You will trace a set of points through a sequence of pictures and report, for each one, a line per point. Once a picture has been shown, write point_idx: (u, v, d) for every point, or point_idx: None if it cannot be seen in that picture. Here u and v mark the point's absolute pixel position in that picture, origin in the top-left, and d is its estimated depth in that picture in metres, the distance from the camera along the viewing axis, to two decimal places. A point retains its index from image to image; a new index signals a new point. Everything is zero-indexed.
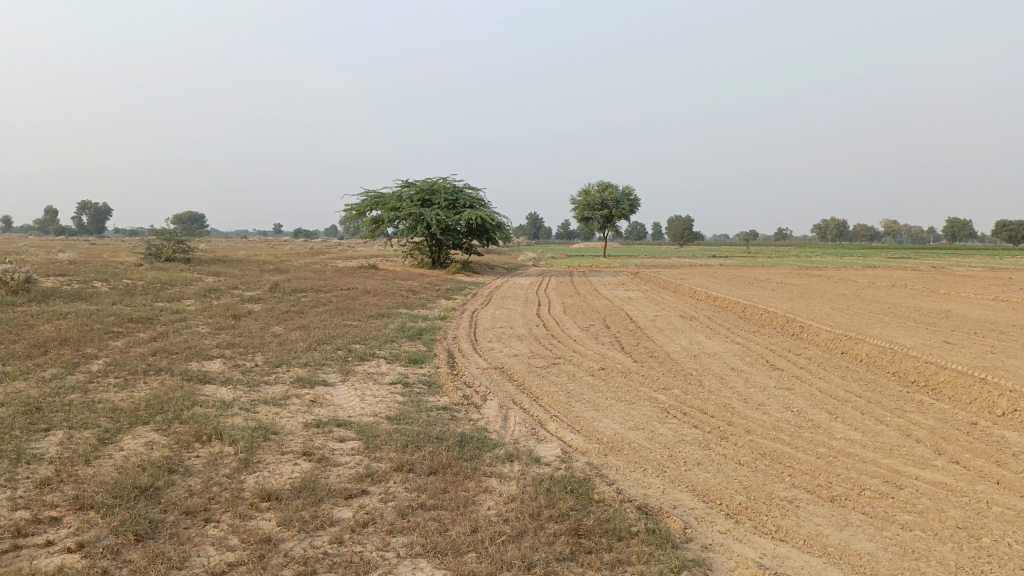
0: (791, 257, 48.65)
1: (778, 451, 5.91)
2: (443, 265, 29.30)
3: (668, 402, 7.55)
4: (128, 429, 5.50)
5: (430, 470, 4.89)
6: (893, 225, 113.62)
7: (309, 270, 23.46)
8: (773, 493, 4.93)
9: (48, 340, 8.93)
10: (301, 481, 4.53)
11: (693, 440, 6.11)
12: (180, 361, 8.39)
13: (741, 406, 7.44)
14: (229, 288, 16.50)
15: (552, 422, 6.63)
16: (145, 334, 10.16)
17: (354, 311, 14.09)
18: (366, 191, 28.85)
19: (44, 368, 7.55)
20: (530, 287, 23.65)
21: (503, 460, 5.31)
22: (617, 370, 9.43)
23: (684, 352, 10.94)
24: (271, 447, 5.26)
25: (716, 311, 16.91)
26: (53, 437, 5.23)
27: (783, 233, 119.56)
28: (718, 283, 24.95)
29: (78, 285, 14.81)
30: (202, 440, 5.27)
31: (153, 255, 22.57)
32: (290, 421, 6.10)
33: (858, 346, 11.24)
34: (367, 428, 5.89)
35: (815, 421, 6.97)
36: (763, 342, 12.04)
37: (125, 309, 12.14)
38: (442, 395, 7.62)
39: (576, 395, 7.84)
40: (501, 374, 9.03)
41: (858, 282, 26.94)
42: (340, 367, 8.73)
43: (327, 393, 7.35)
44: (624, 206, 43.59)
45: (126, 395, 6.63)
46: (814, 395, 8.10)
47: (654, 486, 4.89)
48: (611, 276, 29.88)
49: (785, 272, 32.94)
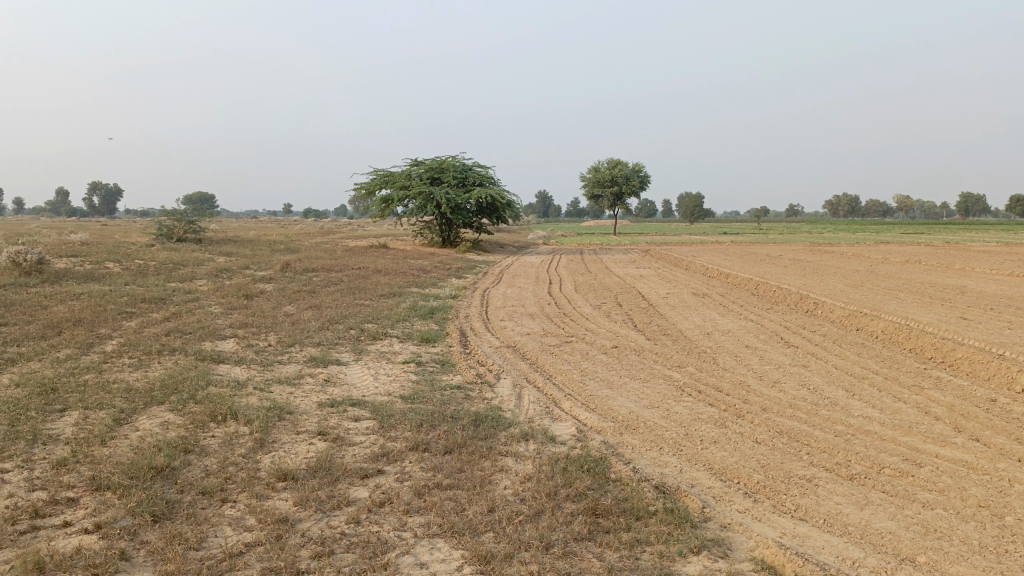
0: (802, 233, 48.31)
1: (795, 429, 5.86)
2: (453, 243, 29.25)
3: (682, 380, 7.50)
4: (142, 409, 5.49)
5: (446, 449, 4.87)
6: (906, 200, 112.58)
7: (319, 250, 23.45)
8: (792, 471, 4.88)
9: (61, 320, 8.95)
10: (317, 460, 4.51)
11: (709, 418, 6.06)
12: (194, 341, 8.39)
13: (757, 384, 7.39)
14: (240, 268, 16.51)
15: (566, 400, 6.59)
16: (158, 314, 10.17)
17: (365, 290, 14.08)
18: (375, 170, 28.76)
19: (58, 348, 7.57)
20: (541, 266, 23.61)
21: (519, 438, 5.28)
22: (630, 348, 9.38)
23: (697, 329, 10.88)
24: (286, 426, 5.25)
25: (728, 288, 16.80)
26: (68, 418, 5.23)
27: (795, 210, 118.74)
28: (730, 260, 24.81)
29: (90, 265, 14.85)
30: (217, 420, 5.26)
31: (165, 236, 22.61)
32: (304, 401, 6.08)
33: (873, 323, 11.15)
34: (381, 407, 5.87)
35: (831, 399, 6.90)
36: (776, 319, 11.95)
37: (138, 289, 12.14)
38: (455, 374, 7.59)
39: (590, 374, 7.79)
40: (514, 353, 9.00)
41: (871, 258, 26.72)
42: (353, 346, 8.72)
43: (340, 373, 7.33)
44: (634, 183, 43.34)
45: (141, 375, 6.63)
46: (830, 373, 8.03)
47: (671, 464, 4.85)
48: (621, 254, 29.74)
49: (797, 248, 32.67)
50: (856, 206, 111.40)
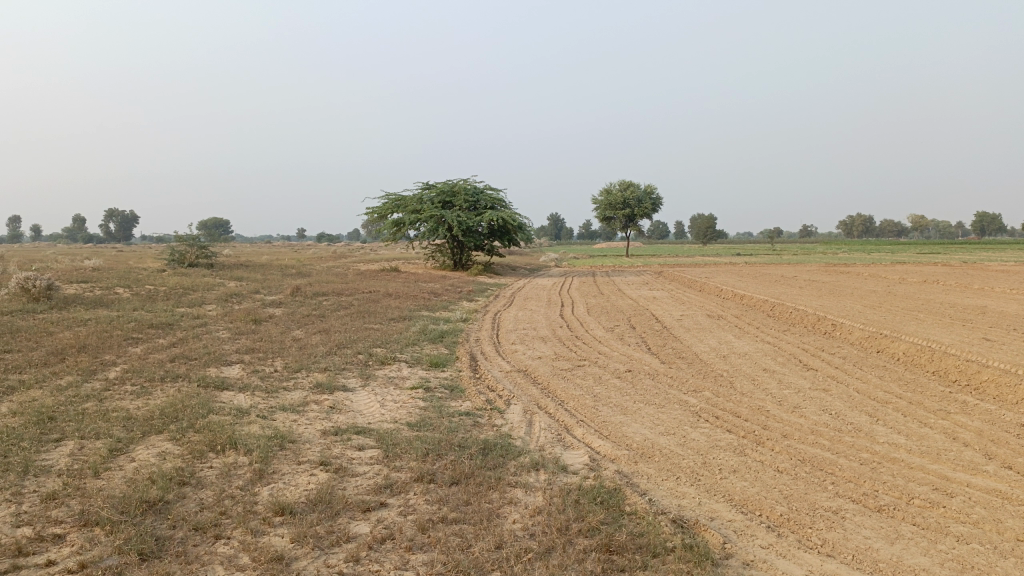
0: (817, 254, 47.81)
1: (818, 456, 5.62)
2: (464, 267, 29.15)
3: (699, 405, 7.26)
4: (141, 438, 5.33)
5: (453, 480, 4.66)
6: (920, 220, 111.88)
7: (330, 274, 23.41)
8: (817, 502, 4.64)
9: (65, 346, 8.84)
10: (317, 493, 4.30)
11: (728, 446, 5.82)
12: (199, 367, 8.23)
13: (776, 409, 7.13)
14: (250, 293, 16.42)
15: (578, 427, 6.37)
16: (165, 340, 10.04)
17: (375, 314, 13.93)
18: (387, 194, 28.77)
19: (61, 375, 7.44)
20: (552, 288, 23.42)
21: (528, 468, 5.07)
22: (644, 371, 9.15)
23: (713, 352, 10.63)
24: (287, 456, 5.06)
25: (743, 310, 16.53)
26: (64, 448, 5.07)
27: (808, 230, 118.13)
28: (744, 281, 24.57)
29: (100, 291, 14.80)
30: (216, 450, 5.08)
31: (177, 261, 22.61)
32: (307, 429, 5.89)
33: (894, 345, 10.86)
34: (387, 435, 5.67)
35: (855, 424, 6.64)
36: (794, 341, 11.68)
37: (146, 315, 12.04)
38: (464, 400, 7.38)
39: (603, 399, 7.55)
40: (525, 377, 8.79)
41: (888, 278, 26.33)
42: (360, 372, 8.54)
43: (347, 399, 7.15)
44: (646, 205, 43.19)
45: (142, 403, 6.47)
46: (851, 397, 7.77)
47: (689, 495, 4.62)
48: (634, 276, 29.52)
49: (812, 269, 32.31)
50: (871, 226, 110.65)
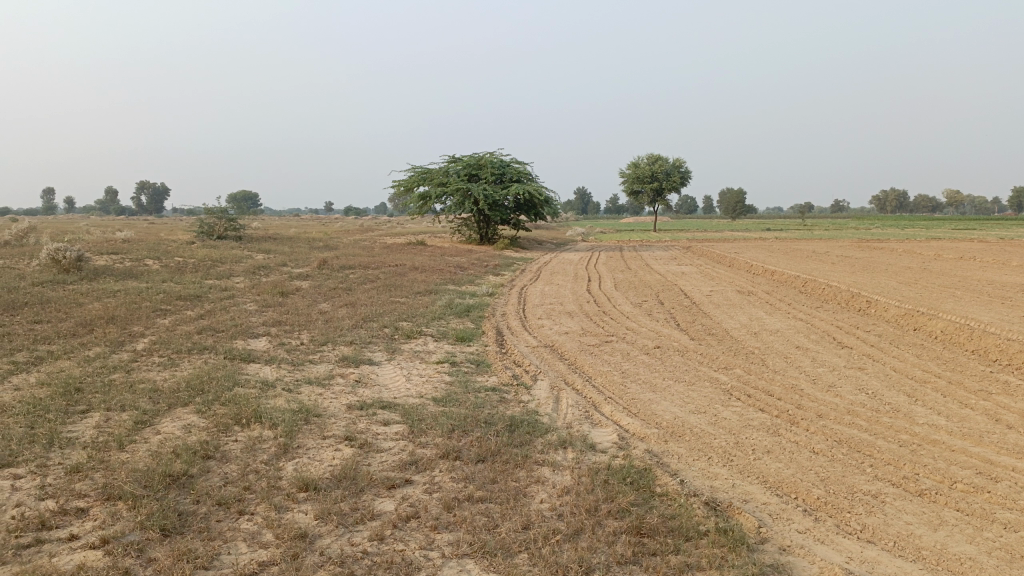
0: (849, 229, 46.92)
1: (855, 438, 5.45)
2: (491, 241, 29.04)
3: (730, 383, 7.10)
4: (166, 411, 5.30)
5: (479, 458, 4.57)
6: (956, 195, 109.33)
7: (356, 247, 23.44)
8: (855, 486, 4.48)
9: (94, 318, 8.88)
10: (341, 469, 4.23)
11: (761, 426, 5.67)
12: (225, 339, 8.22)
13: (810, 388, 6.95)
14: (277, 265, 16.44)
15: (606, 404, 6.24)
16: (192, 312, 10.06)
17: (402, 288, 13.89)
18: (413, 167, 28.64)
19: (90, 346, 7.46)
20: (579, 262, 23.23)
21: (556, 446, 4.96)
22: (673, 348, 9.00)
23: (743, 328, 10.43)
24: (312, 430, 5.00)
25: (774, 286, 16.24)
26: (90, 420, 5.06)
27: (839, 205, 116.10)
28: (773, 257, 24.16)
29: (130, 263, 14.90)
30: (242, 423, 5.03)
31: (206, 233, 22.73)
32: (333, 403, 5.83)
33: (931, 323, 10.57)
34: (412, 411, 5.59)
35: (892, 405, 6.45)
36: (827, 318, 11.43)
37: (174, 286, 12.09)
38: (490, 375, 7.29)
39: (632, 376, 7.41)
40: (551, 353, 8.67)
41: (923, 254, 25.72)
42: (386, 345, 8.48)
43: (372, 373, 7.09)
44: (674, 179, 42.62)
45: (168, 375, 6.45)
46: (888, 376, 7.55)
47: (721, 476, 4.49)
48: (662, 251, 29.17)
49: (844, 245, 31.73)
50: (905, 201, 108.41)
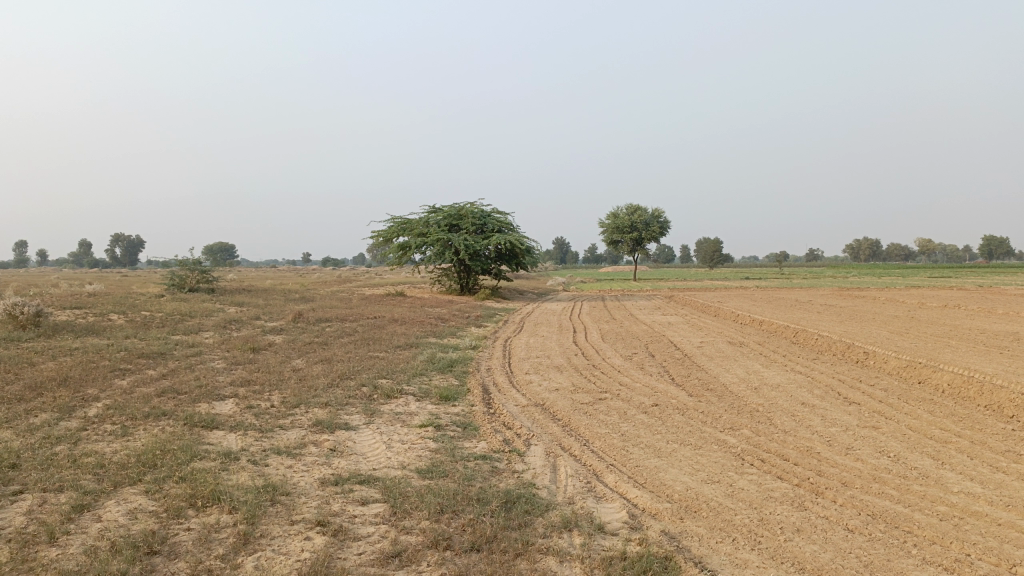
0: (829, 278, 46.73)
1: (890, 511, 4.90)
2: (472, 291, 28.50)
3: (740, 446, 6.52)
4: (112, 492, 4.62)
5: (473, 546, 3.95)
6: (928, 243, 110.80)
7: (334, 299, 22.77)
8: (904, 573, 3.91)
9: (45, 379, 8.15)
10: (311, 565, 3.59)
11: (784, 498, 5.09)
12: (187, 403, 7.53)
13: (827, 451, 6.40)
14: (251, 319, 15.74)
15: (609, 473, 5.64)
16: (155, 371, 9.34)
17: (380, 342, 13.22)
18: (392, 218, 28.22)
19: (35, 413, 6.74)
20: (562, 313, 22.71)
21: (558, 528, 4.33)
22: (673, 406, 8.40)
23: (743, 383, 9.89)
24: (278, 514, 4.35)
25: (765, 337, 15.78)
26: (20, 505, 4.37)
27: (814, 253, 117.34)
28: (758, 306, 23.85)
29: (93, 318, 14.17)
30: (198, 506, 4.38)
31: (177, 286, 21.97)
32: (304, 478, 5.18)
33: (936, 375, 10.10)
34: (394, 486, 4.96)
35: (919, 470, 5.91)
36: (827, 371, 10.93)
37: (139, 343, 11.36)
38: (479, 441, 6.65)
39: (632, 439, 6.80)
40: (543, 413, 8.03)
41: (908, 303, 25.46)
42: (364, 407, 7.82)
43: (349, 441, 6.42)
44: (654, 229, 42.51)
45: (120, 447, 5.76)
46: (905, 436, 7.01)
47: (753, 565, 3.90)
48: (644, 300, 28.83)
49: (826, 293, 31.55)
50: (878, 249, 109.89)
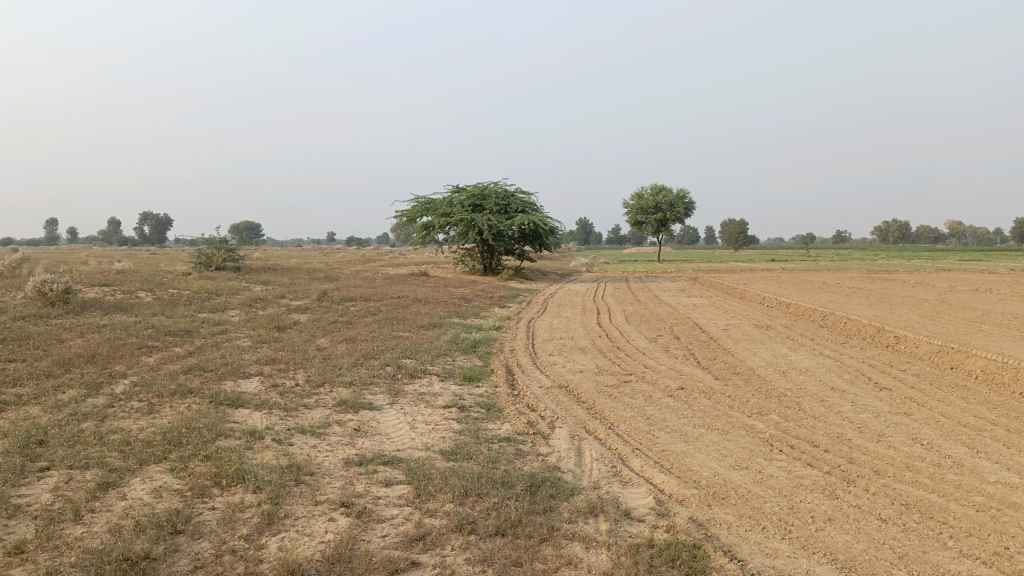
0: (857, 261, 45.99)
1: (924, 501, 4.78)
2: (495, 271, 28.44)
3: (768, 432, 6.41)
4: (137, 470, 4.63)
5: (497, 531, 3.90)
6: (959, 226, 108.77)
7: (358, 278, 22.82)
8: (940, 565, 3.80)
9: (74, 356, 8.22)
10: (334, 547, 3.56)
11: (815, 486, 4.98)
12: (213, 381, 7.56)
13: (858, 438, 6.26)
14: (276, 297, 15.80)
15: (635, 457, 5.56)
16: (181, 349, 9.39)
17: (404, 321, 13.21)
18: (416, 197, 28.18)
19: (63, 390, 6.79)
20: (586, 294, 22.57)
21: (584, 514, 4.27)
22: (699, 389, 8.29)
23: (770, 367, 9.74)
24: (302, 494, 4.33)
25: (792, 320, 15.57)
26: (47, 481, 4.39)
27: (842, 236, 115.72)
28: (784, 288, 23.57)
29: (121, 295, 14.30)
30: (222, 485, 4.37)
31: (203, 264, 22.14)
32: (328, 458, 5.16)
33: (969, 361, 9.87)
34: (418, 467, 4.92)
35: (954, 458, 5.76)
36: (857, 356, 10.73)
37: (165, 321, 11.44)
38: (503, 422, 6.60)
39: (658, 422, 6.72)
40: (567, 395, 7.96)
41: (939, 287, 24.96)
42: (388, 387, 7.80)
43: (373, 421, 6.40)
44: (679, 210, 42.07)
45: (146, 424, 5.78)
46: (939, 423, 6.85)
47: (783, 555, 3.81)
48: (669, 281, 28.57)
49: (854, 276, 31.03)
50: (908, 231, 108.16)
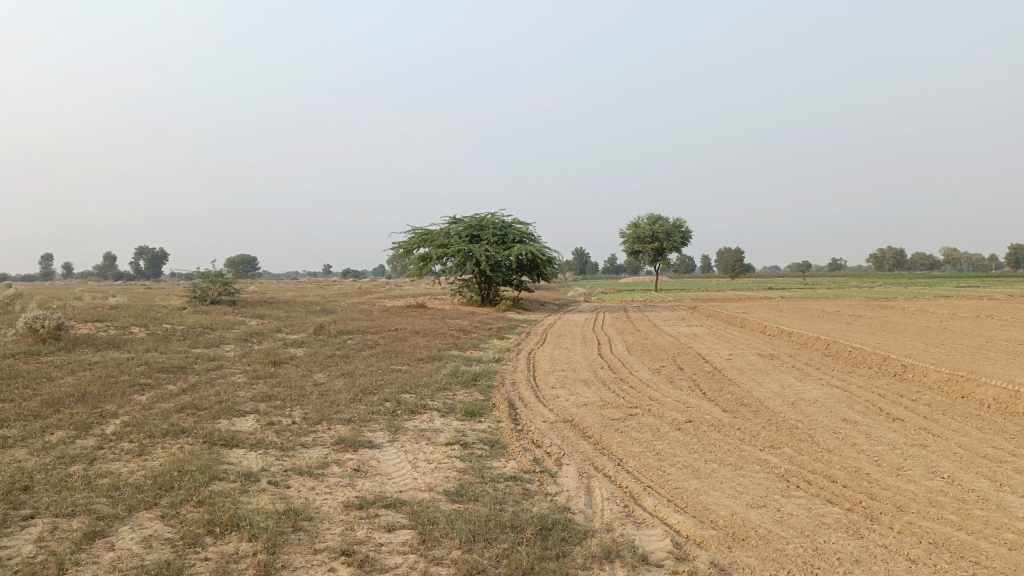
0: (855, 288, 45.85)
1: (953, 539, 4.56)
2: (493, 302, 28.25)
3: (783, 467, 6.18)
4: (127, 517, 4.40)
5: None
6: (953, 253, 109.15)
7: (356, 310, 22.62)
8: None
9: (64, 395, 7.98)
10: None
11: (838, 524, 4.76)
12: (206, 419, 7.32)
13: (877, 472, 6.04)
14: (272, 331, 15.56)
15: (647, 496, 5.33)
16: (175, 386, 9.14)
17: (403, 354, 12.98)
18: (413, 229, 28.10)
19: (51, 431, 6.55)
20: (585, 324, 22.36)
21: (598, 559, 4.04)
22: (708, 422, 8.07)
23: (778, 398, 9.53)
24: (300, 542, 4.10)
25: (796, 349, 15.37)
26: (31, 531, 4.15)
27: (837, 263, 115.95)
28: (784, 317, 23.40)
29: (115, 331, 14.05)
30: (216, 532, 4.14)
31: (198, 298, 21.92)
32: (327, 501, 4.92)
33: (980, 390, 9.66)
34: (423, 510, 4.69)
35: (978, 493, 5.54)
36: (865, 385, 10.52)
37: (159, 357, 11.20)
38: (508, 460, 6.36)
39: (669, 458, 6.49)
40: (573, 430, 7.73)
41: (940, 313, 24.77)
42: (387, 423, 7.56)
43: (373, 460, 6.17)
44: (675, 239, 42.06)
45: (137, 467, 5.54)
46: (958, 455, 6.64)
47: None
48: (668, 311, 28.36)
49: (853, 303, 30.88)
50: (903, 258, 108.36)
